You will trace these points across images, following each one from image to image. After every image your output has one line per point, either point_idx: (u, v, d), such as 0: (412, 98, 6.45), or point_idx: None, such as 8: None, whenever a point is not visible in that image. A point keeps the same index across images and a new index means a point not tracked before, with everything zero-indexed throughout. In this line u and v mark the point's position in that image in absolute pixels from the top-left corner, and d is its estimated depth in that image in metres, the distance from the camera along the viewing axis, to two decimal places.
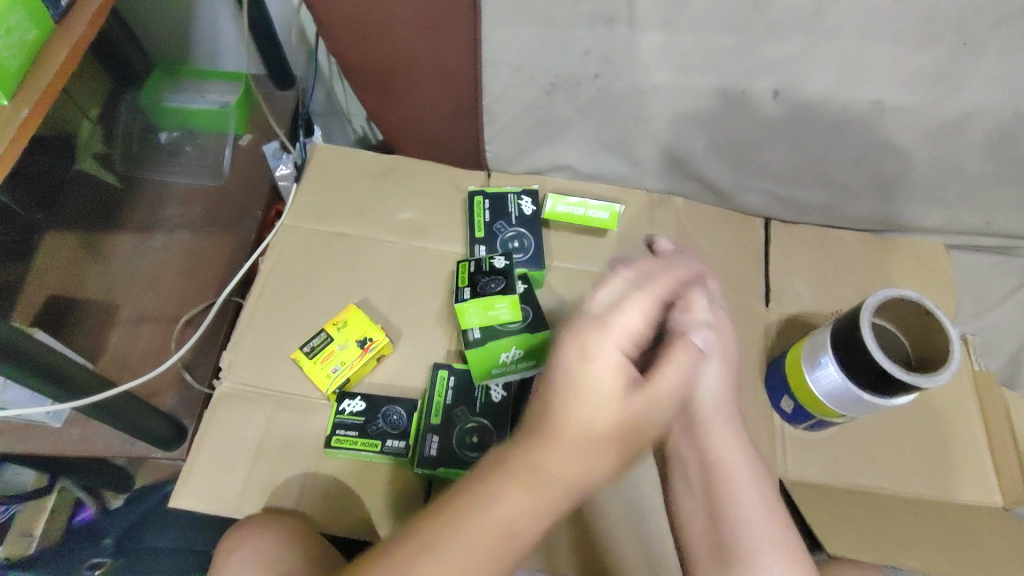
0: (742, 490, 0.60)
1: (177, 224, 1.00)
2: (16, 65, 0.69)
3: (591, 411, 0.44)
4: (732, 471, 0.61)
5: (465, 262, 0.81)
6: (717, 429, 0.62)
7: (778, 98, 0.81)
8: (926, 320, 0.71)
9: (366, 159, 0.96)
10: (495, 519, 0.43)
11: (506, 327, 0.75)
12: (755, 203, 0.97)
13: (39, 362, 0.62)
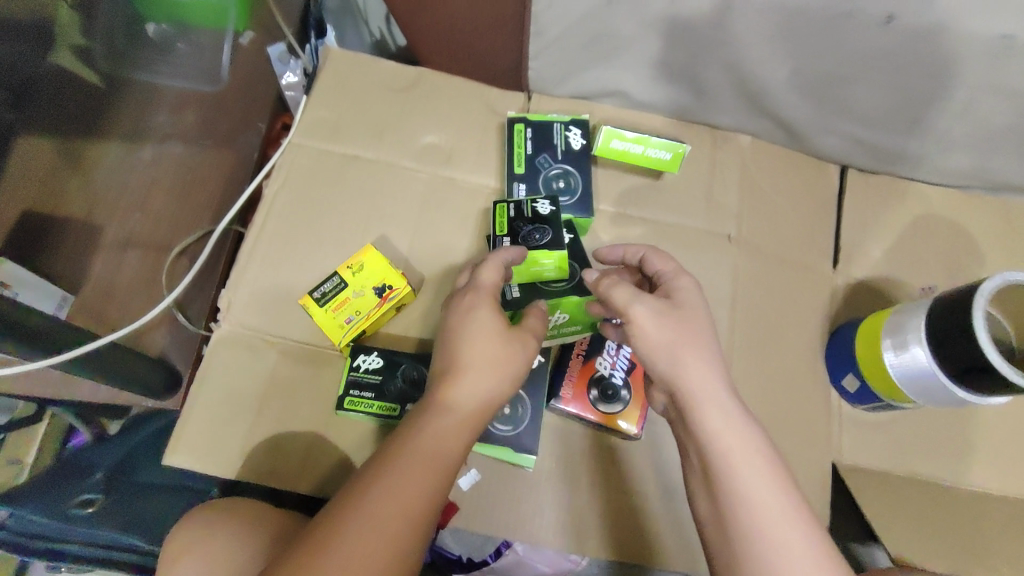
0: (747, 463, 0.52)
1: (168, 132, 0.89)
2: None
3: (468, 344, 0.57)
4: (736, 444, 0.53)
5: (504, 203, 0.70)
6: (702, 385, 0.55)
7: (890, 25, 0.66)
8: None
9: (387, 70, 0.82)
10: (423, 445, 0.52)
11: (551, 285, 0.67)
12: (833, 147, 0.83)
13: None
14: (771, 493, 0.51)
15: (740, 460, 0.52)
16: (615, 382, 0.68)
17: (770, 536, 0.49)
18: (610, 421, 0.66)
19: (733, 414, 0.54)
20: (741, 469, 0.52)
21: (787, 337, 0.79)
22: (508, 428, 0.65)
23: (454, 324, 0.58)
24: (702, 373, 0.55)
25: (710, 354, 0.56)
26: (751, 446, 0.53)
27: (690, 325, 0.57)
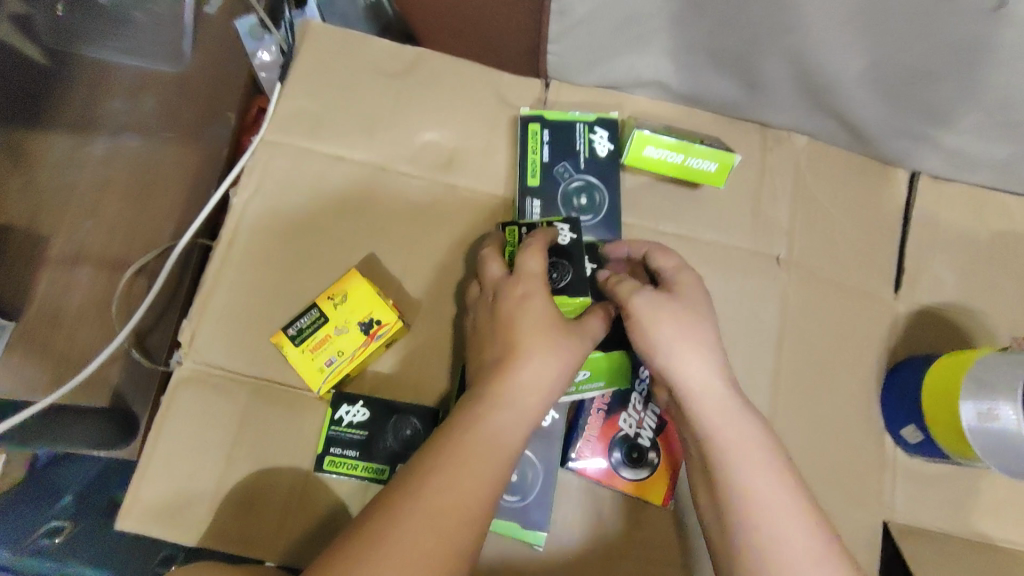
0: (746, 460, 0.48)
1: (125, 122, 0.73)
2: None
3: (531, 327, 0.50)
4: (733, 440, 0.49)
5: (514, 227, 0.61)
6: (699, 378, 0.51)
7: (999, 13, 0.53)
8: None
9: (378, 51, 0.69)
10: (481, 432, 0.45)
11: None
12: (907, 152, 0.70)
13: None
14: (773, 490, 0.47)
15: (738, 455, 0.48)
16: (642, 444, 0.59)
17: (772, 537, 0.45)
18: (635, 490, 0.58)
19: (731, 406, 0.50)
20: (739, 464, 0.48)
21: (839, 375, 0.69)
22: (515, 499, 0.56)
23: (509, 314, 0.51)
24: (693, 365, 0.51)
25: (708, 347, 0.52)
26: (749, 438, 0.49)
27: (689, 319, 0.53)
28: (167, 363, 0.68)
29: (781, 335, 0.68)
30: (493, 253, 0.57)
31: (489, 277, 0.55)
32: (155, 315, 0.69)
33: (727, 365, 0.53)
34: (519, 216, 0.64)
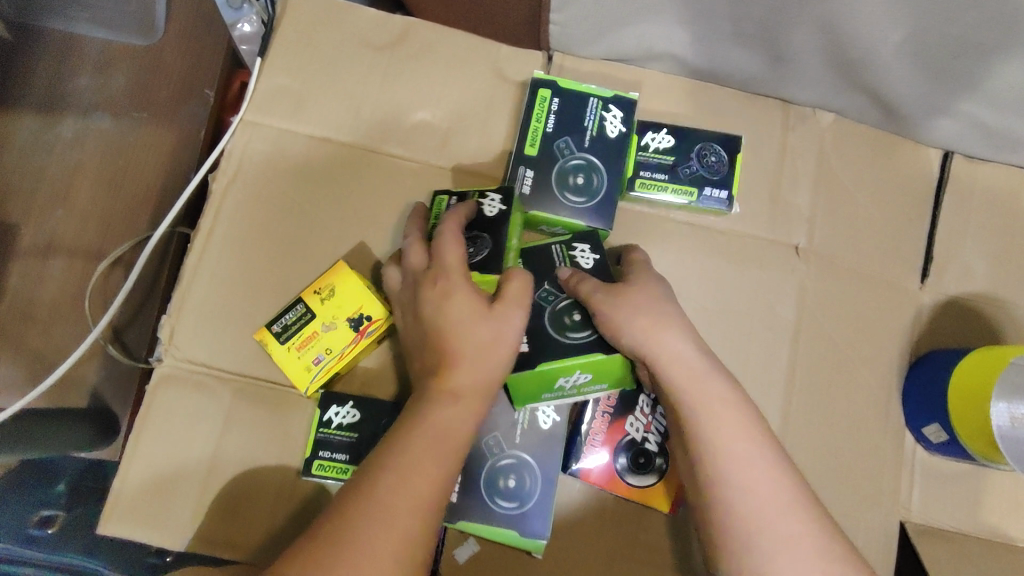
0: (726, 433, 0.45)
1: (93, 101, 0.68)
2: None
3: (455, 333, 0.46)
4: (713, 413, 0.46)
5: (444, 195, 0.57)
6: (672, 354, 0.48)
7: None
8: None
9: (366, 21, 0.64)
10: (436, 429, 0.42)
11: (574, 335, 0.51)
12: (940, 129, 0.65)
13: None
14: (751, 459, 0.44)
15: (710, 426, 0.45)
16: (649, 449, 0.55)
17: (749, 505, 0.42)
18: (639, 496, 0.55)
19: (702, 374, 0.47)
20: (713, 432, 0.45)
21: (857, 371, 0.65)
22: (512, 505, 0.52)
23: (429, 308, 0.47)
24: (666, 341, 0.48)
25: (673, 319, 0.50)
26: (721, 402, 0.46)
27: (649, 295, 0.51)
28: (147, 358, 0.65)
29: (797, 330, 0.64)
30: (414, 238, 0.53)
31: (410, 265, 0.51)
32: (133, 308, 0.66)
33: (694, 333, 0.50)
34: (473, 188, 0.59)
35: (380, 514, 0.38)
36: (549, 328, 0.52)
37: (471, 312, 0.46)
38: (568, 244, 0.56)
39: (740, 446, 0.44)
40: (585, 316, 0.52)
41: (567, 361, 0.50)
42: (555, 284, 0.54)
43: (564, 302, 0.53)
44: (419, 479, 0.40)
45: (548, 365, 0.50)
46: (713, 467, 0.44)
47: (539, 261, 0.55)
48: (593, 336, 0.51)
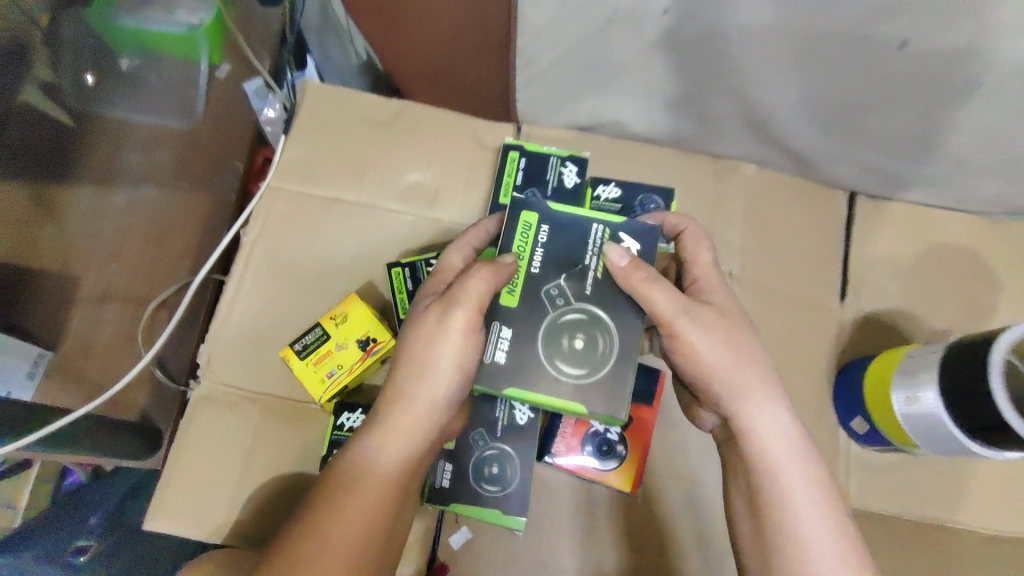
0: (791, 482, 0.54)
1: (140, 174, 0.82)
2: None
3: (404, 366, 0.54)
4: (782, 462, 0.54)
5: (398, 266, 0.70)
6: (758, 400, 0.56)
7: (903, 50, 0.61)
8: None
9: (368, 104, 0.78)
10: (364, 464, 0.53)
11: (564, 368, 0.52)
12: (843, 174, 0.79)
13: None
14: (811, 507, 0.53)
15: (781, 457, 0.54)
16: (611, 438, 0.65)
17: (810, 547, 0.52)
18: (604, 480, 0.65)
19: (779, 423, 0.56)
20: (786, 478, 0.54)
21: (791, 377, 0.76)
22: (494, 489, 0.62)
23: (414, 323, 0.56)
24: (754, 385, 0.56)
25: (760, 369, 0.57)
26: (796, 454, 0.55)
27: (737, 328, 0.57)
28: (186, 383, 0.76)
29: None
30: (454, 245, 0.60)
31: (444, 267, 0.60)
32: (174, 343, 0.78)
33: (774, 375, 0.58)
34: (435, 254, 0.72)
35: (338, 540, 0.50)
36: (538, 338, 0.53)
37: (427, 327, 0.53)
38: (616, 233, 0.55)
39: (798, 495, 0.53)
40: (587, 348, 0.53)
41: (548, 392, 0.52)
42: (576, 286, 0.54)
43: (571, 316, 0.53)
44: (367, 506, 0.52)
45: (517, 391, 0.52)
46: (783, 507, 0.53)
47: (573, 237, 0.55)
48: (583, 372, 0.52)
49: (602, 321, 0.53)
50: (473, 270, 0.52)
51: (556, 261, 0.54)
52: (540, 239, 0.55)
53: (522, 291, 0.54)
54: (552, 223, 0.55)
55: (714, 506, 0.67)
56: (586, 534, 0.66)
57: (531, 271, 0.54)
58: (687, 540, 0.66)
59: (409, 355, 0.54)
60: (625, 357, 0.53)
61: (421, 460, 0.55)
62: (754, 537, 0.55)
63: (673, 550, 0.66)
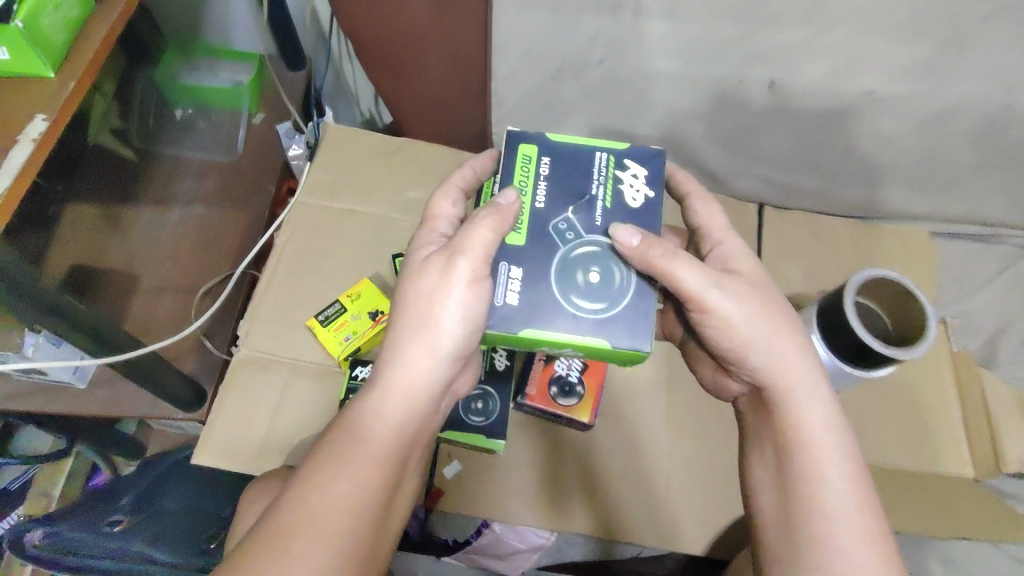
0: (824, 457, 0.57)
1: (190, 198, 1.00)
2: (60, 40, 0.58)
3: (400, 329, 0.57)
4: (817, 438, 0.58)
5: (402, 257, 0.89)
6: (797, 377, 0.60)
7: (773, 88, 0.84)
8: (892, 288, 0.76)
9: (375, 139, 0.98)
10: (358, 430, 0.54)
11: (578, 306, 0.57)
12: (747, 187, 1.02)
13: (71, 312, 0.63)
14: (845, 480, 0.56)
15: (814, 429, 0.58)
16: (571, 380, 0.81)
17: (841, 519, 0.55)
18: (569, 412, 0.80)
19: (823, 403, 0.59)
20: (822, 452, 0.57)
21: None
22: (480, 419, 0.78)
23: (409, 276, 0.58)
24: (791, 360, 0.60)
25: (800, 349, 0.61)
26: (832, 431, 0.58)
27: (771, 301, 0.61)
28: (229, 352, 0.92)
29: None
30: (442, 194, 0.65)
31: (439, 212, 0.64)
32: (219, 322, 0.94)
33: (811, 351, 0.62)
34: None
35: (333, 505, 0.51)
36: (554, 276, 0.58)
37: (430, 279, 0.56)
38: (619, 162, 0.62)
39: (830, 470, 0.56)
40: (602, 281, 0.58)
41: (568, 330, 0.56)
42: (584, 219, 0.59)
43: (582, 249, 0.59)
44: (360, 472, 0.53)
45: (533, 332, 0.56)
46: (818, 477, 0.56)
47: (578, 172, 0.61)
48: (600, 306, 0.57)
49: (612, 254, 0.59)
50: (480, 218, 0.55)
51: (559, 195, 0.60)
52: (543, 173, 0.61)
53: (528, 229, 0.59)
54: (551, 155, 0.62)
55: (654, 440, 0.83)
56: (552, 466, 0.81)
57: (537, 205, 0.60)
58: (636, 466, 0.81)
59: (407, 313, 0.57)
60: (640, 301, 0.58)
61: (423, 416, 0.57)
62: (776, 503, 0.59)
63: (622, 476, 0.81)
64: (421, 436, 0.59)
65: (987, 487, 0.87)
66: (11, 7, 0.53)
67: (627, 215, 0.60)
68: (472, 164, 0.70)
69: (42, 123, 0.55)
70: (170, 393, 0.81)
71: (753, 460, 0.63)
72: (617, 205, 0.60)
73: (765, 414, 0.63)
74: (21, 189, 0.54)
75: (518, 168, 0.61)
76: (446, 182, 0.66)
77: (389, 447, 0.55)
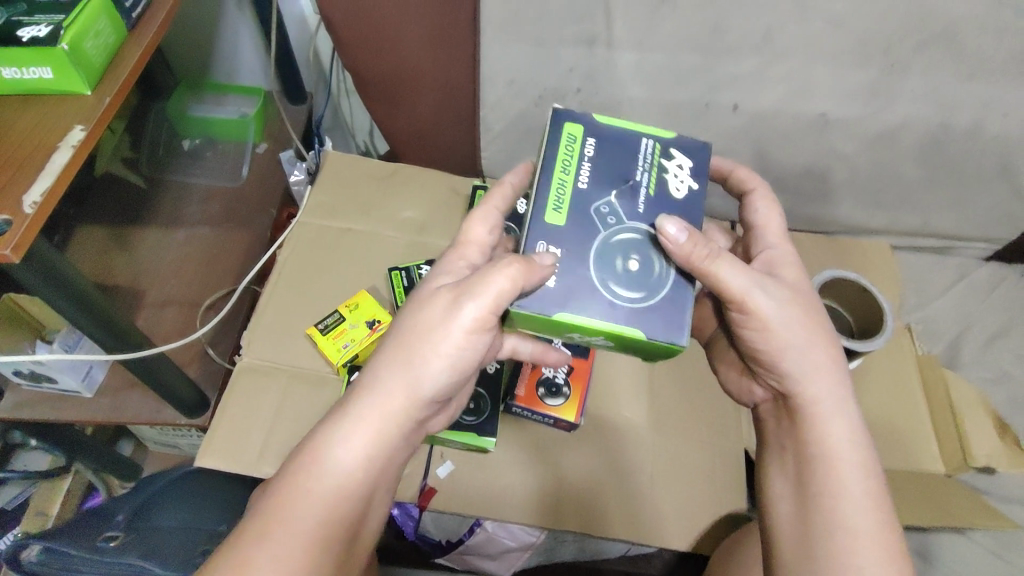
0: (845, 470, 0.60)
1: (199, 219, 1.07)
2: (98, 62, 0.69)
3: (387, 365, 0.57)
4: (836, 450, 0.60)
5: (397, 271, 0.94)
6: (828, 389, 0.61)
7: (738, 110, 0.91)
8: (853, 287, 0.86)
9: (372, 164, 1.05)
10: (321, 465, 0.54)
11: (611, 292, 0.55)
12: (718, 204, 1.09)
13: (100, 309, 0.70)
14: (866, 495, 0.58)
15: (836, 442, 0.61)
16: (558, 382, 0.86)
17: (862, 535, 0.57)
18: (556, 413, 0.84)
19: (847, 416, 0.61)
20: (845, 466, 0.60)
21: None
22: (471, 418, 0.83)
23: (414, 311, 0.58)
24: (822, 372, 0.61)
25: (833, 362, 0.62)
26: (855, 446, 0.61)
27: (813, 307, 0.62)
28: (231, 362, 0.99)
29: None
30: (481, 214, 0.64)
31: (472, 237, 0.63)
32: (220, 331, 1.03)
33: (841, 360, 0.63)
34: (416, 262, 0.97)
35: (292, 546, 0.52)
36: (592, 260, 0.56)
37: (436, 318, 0.56)
38: (667, 150, 0.60)
39: (850, 484, 0.59)
40: (638, 270, 0.56)
41: (601, 316, 0.54)
42: (628, 204, 0.58)
43: (623, 236, 0.57)
44: (321, 513, 0.54)
45: (570, 317, 0.54)
46: (839, 491, 0.59)
47: (628, 152, 0.59)
48: (634, 295, 0.56)
49: (654, 241, 0.57)
50: (503, 265, 0.52)
51: (603, 176, 0.58)
52: (588, 151, 0.59)
53: (568, 210, 0.57)
54: (597, 137, 0.60)
55: (638, 440, 0.87)
56: (539, 465, 0.84)
57: (579, 186, 0.58)
58: (622, 464, 0.85)
59: (405, 347, 0.57)
60: (677, 295, 0.57)
61: (389, 455, 0.58)
62: (793, 515, 0.62)
63: (609, 473, 0.84)
64: (394, 472, 0.60)
65: (957, 481, 0.91)
66: (59, 33, 0.63)
67: (670, 206, 0.58)
68: (508, 179, 0.67)
69: (80, 132, 0.66)
70: (172, 391, 0.88)
71: (771, 469, 0.66)
72: (660, 194, 0.59)
73: (789, 421, 0.65)
74: (61, 187, 0.63)
75: (564, 144, 0.59)
76: (487, 205, 0.64)
77: (353, 487, 0.55)
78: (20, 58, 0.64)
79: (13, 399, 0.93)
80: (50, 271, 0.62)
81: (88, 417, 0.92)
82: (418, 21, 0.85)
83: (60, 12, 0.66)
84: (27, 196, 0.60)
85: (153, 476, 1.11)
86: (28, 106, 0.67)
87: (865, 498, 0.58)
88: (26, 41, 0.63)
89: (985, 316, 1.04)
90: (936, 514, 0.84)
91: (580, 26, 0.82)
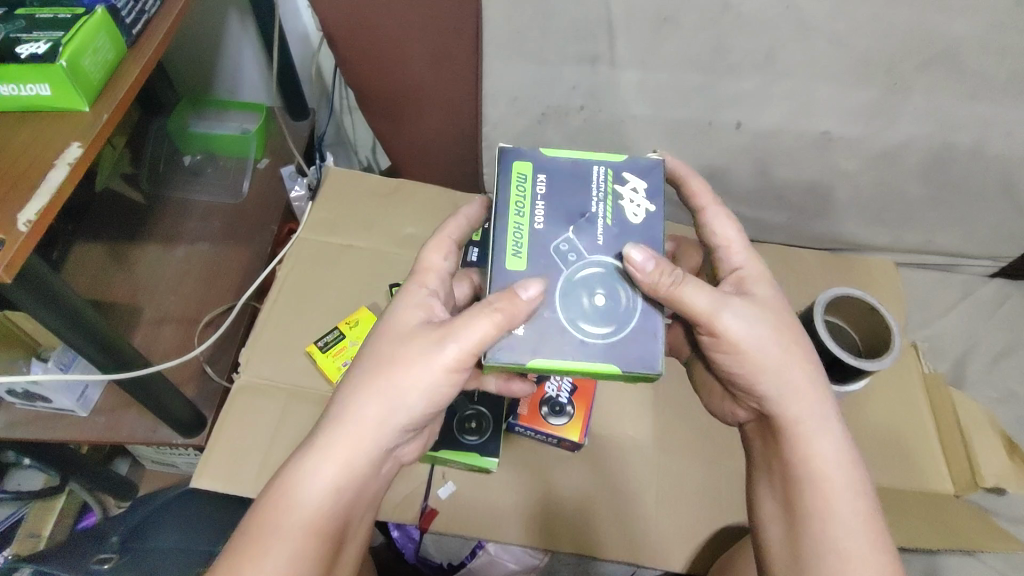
0: (833, 490, 0.59)
1: (194, 238, 1.06)
2: (96, 79, 0.68)
3: (365, 398, 0.55)
4: (824, 470, 0.59)
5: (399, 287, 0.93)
6: (810, 408, 0.60)
7: (740, 128, 0.91)
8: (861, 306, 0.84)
9: (374, 180, 1.04)
10: (298, 496, 0.54)
11: (583, 328, 0.55)
12: None
13: (94, 327, 0.69)
14: (855, 516, 0.58)
15: (824, 462, 0.59)
16: (561, 401, 0.85)
17: (854, 556, 0.56)
18: (558, 432, 0.83)
19: (833, 435, 0.60)
20: (833, 486, 0.59)
21: None
22: (474, 437, 0.82)
23: (395, 343, 0.57)
24: (802, 391, 0.60)
25: (813, 381, 0.61)
26: (841, 464, 0.59)
27: (787, 326, 0.61)
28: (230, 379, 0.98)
29: None
30: (438, 242, 0.64)
31: (432, 265, 0.63)
32: (220, 348, 1.02)
33: (822, 377, 0.62)
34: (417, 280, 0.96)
35: None
36: (556, 303, 0.56)
37: (421, 352, 0.55)
38: (620, 174, 0.59)
39: (839, 505, 0.58)
40: (603, 305, 0.56)
41: (575, 355, 0.54)
42: (586, 240, 0.57)
43: (584, 272, 0.57)
44: (301, 546, 0.53)
45: (542, 361, 0.54)
46: (828, 512, 0.58)
47: (582, 182, 0.59)
48: (604, 330, 0.55)
49: (619, 272, 0.57)
50: (492, 309, 0.52)
51: (557, 214, 0.58)
52: (540, 187, 0.59)
53: (528, 252, 0.57)
54: (546, 172, 0.60)
55: (642, 460, 0.85)
56: (541, 486, 0.83)
57: (535, 227, 0.58)
58: (625, 484, 0.83)
59: (388, 379, 0.55)
60: (648, 321, 0.56)
61: (361, 483, 0.57)
62: (785, 537, 0.61)
63: (612, 494, 0.83)
64: (371, 494, 0.59)
65: (966, 502, 0.90)
66: (58, 50, 0.63)
67: (630, 230, 0.58)
68: (465, 211, 0.68)
69: (76, 149, 0.65)
70: (167, 412, 0.86)
71: (761, 489, 0.65)
72: (618, 222, 0.58)
73: (774, 442, 0.64)
74: (57, 204, 0.62)
75: (514, 186, 0.59)
76: (440, 232, 0.65)
77: (331, 517, 0.55)
78: (18, 76, 0.64)
79: (9, 418, 0.92)
80: (43, 288, 0.61)
81: (83, 436, 0.91)
82: (421, 39, 0.85)
83: (58, 30, 0.65)
84: (22, 214, 0.59)
85: (151, 496, 1.10)
86: (23, 124, 0.67)
87: (855, 518, 0.58)
88: (25, 59, 0.63)
89: (991, 334, 1.03)
90: (948, 536, 0.82)
91: (583, 45, 0.82)
